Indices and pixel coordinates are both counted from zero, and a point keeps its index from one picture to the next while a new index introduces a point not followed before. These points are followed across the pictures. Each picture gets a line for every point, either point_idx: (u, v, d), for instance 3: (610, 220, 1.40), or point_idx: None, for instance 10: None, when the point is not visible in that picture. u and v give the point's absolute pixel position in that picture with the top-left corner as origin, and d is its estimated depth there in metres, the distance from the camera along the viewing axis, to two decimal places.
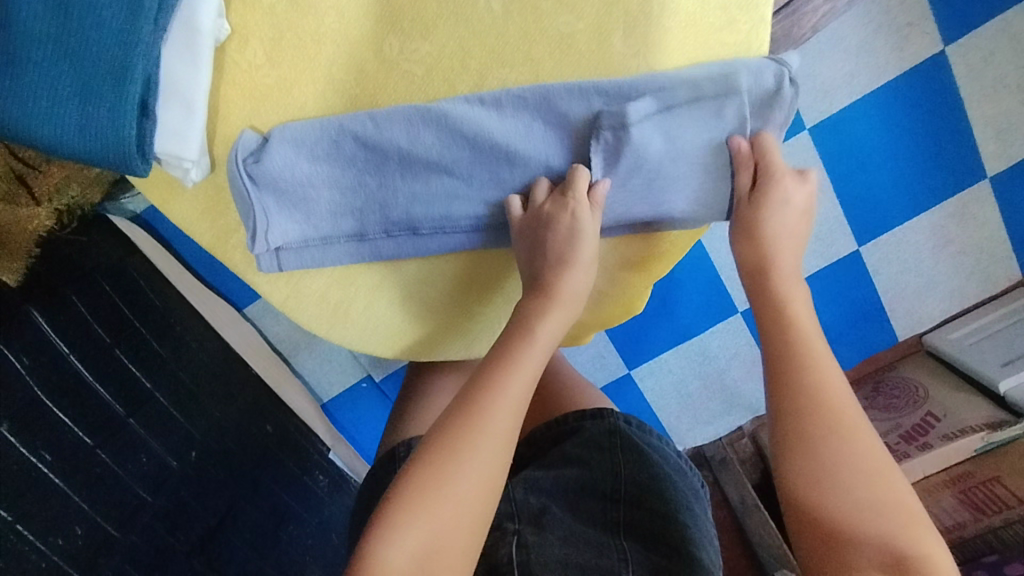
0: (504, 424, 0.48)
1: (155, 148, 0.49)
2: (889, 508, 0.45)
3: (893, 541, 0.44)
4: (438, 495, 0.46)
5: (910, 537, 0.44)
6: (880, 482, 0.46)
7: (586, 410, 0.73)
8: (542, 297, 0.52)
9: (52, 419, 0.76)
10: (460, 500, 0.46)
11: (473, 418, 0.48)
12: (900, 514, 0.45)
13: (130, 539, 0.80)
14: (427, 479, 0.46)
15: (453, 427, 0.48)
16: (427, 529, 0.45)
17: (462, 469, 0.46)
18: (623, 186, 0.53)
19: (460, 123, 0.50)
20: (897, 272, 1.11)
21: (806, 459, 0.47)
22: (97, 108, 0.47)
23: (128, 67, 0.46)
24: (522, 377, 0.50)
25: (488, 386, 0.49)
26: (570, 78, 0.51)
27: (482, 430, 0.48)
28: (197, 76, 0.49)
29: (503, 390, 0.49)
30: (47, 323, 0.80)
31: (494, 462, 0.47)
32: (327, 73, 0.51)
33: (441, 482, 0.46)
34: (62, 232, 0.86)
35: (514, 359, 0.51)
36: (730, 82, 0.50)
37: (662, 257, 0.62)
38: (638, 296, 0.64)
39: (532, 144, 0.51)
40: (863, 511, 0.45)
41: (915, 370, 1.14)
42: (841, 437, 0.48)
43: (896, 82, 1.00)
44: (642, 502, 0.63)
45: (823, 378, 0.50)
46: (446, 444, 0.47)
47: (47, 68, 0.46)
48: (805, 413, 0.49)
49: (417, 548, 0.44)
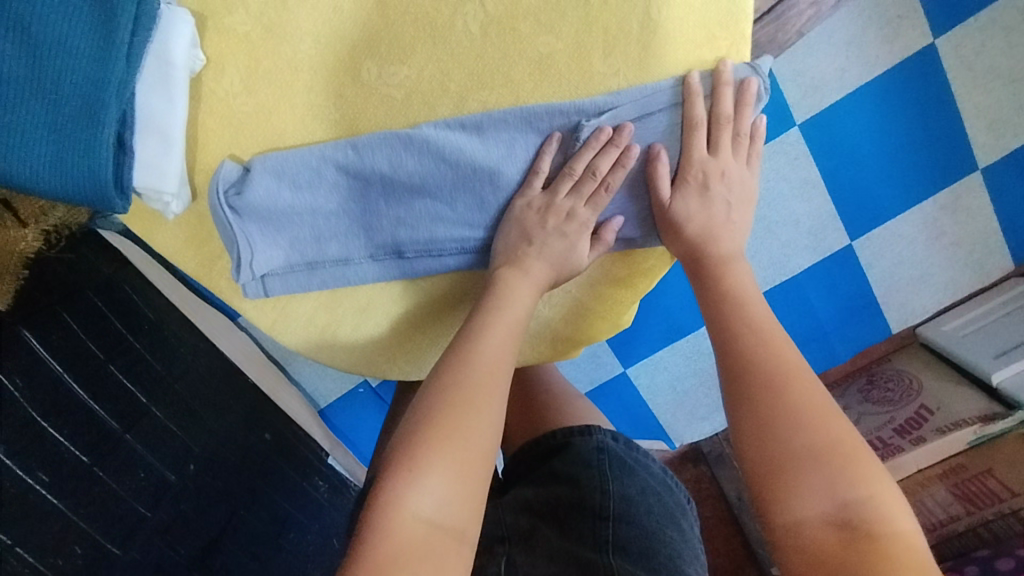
0: (499, 381, 0.52)
1: (133, 182, 0.48)
2: (829, 453, 0.46)
3: (836, 483, 0.45)
4: (451, 448, 0.47)
5: (845, 479, 0.45)
6: (818, 428, 0.47)
7: (574, 427, 0.77)
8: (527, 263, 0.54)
9: (48, 441, 0.78)
10: (470, 442, 0.48)
11: (471, 362, 0.51)
12: (837, 455, 0.46)
13: (132, 555, 0.80)
14: (436, 434, 0.47)
15: (452, 376, 0.50)
16: (447, 468, 0.46)
17: (475, 425, 0.49)
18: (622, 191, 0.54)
19: (446, 147, 0.48)
20: (890, 264, 1.11)
21: (756, 416, 0.49)
22: (69, 143, 0.46)
23: (102, 105, 0.46)
24: (503, 337, 0.53)
25: (479, 349, 0.52)
26: (552, 98, 0.50)
27: (485, 386, 0.50)
28: (174, 108, 0.48)
29: (492, 354, 0.52)
30: (40, 342, 0.83)
31: (495, 404, 0.50)
32: (307, 99, 0.51)
33: (454, 436, 0.48)
34: (53, 250, 0.87)
35: (504, 304, 0.53)
36: (714, 85, 0.51)
37: (644, 272, 0.62)
38: (624, 311, 0.65)
39: (513, 166, 0.51)
40: (803, 457, 0.46)
41: (908, 363, 1.17)
42: (772, 397, 0.49)
43: (886, 76, 0.99)
44: (630, 516, 0.65)
45: (764, 351, 0.52)
46: (447, 403, 0.49)
47: (12, 99, 0.45)
48: (756, 377, 0.51)
49: (439, 493, 0.46)
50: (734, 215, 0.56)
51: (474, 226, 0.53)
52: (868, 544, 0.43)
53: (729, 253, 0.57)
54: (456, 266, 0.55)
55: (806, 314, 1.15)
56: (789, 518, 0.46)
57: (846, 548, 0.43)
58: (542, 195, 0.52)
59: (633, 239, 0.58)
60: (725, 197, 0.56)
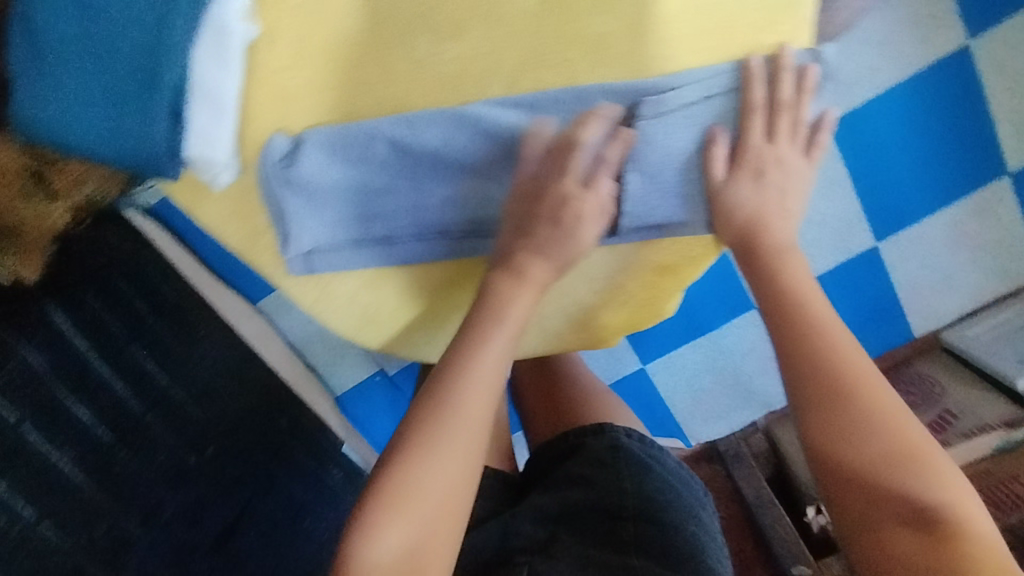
0: (479, 418, 0.49)
1: (185, 150, 0.49)
2: (899, 459, 0.47)
3: (910, 486, 0.46)
4: (413, 500, 0.46)
5: (918, 481, 0.46)
6: (887, 435, 0.48)
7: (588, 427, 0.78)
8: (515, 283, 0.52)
9: (73, 419, 0.77)
10: (443, 483, 0.47)
11: (452, 394, 0.49)
12: (903, 462, 0.47)
13: (154, 536, 0.80)
14: (411, 474, 0.47)
15: (431, 408, 0.49)
16: (417, 511, 0.46)
17: (445, 471, 0.47)
18: (661, 174, 0.51)
19: (499, 124, 0.47)
20: (914, 267, 1.11)
21: (824, 425, 0.50)
22: (125, 113, 0.47)
23: (158, 72, 0.46)
24: (488, 366, 0.51)
25: (454, 388, 0.49)
26: (608, 79, 0.48)
27: (460, 428, 0.48)
28: (226, 78, 0.48)
29: (472, 389, 0.49)
30: (65, 319, 0.80)
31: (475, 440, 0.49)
32: (357, 76, 0.49)
33: (420, 483, 0.47)
34: (77, 230, 0.86)
35: (487, 335, 0.51)
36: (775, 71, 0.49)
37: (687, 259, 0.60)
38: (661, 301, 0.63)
39: (561, 147, 0.49)
40: (871, 463, 0.48)
41: (930, 367, 1.14)
42: (827, 408, 0.50)
43: (920, 76, 0.98)
44: (652, 516, 0.67)
45: (829, 348, 0.51)
46: (419, 446, 0.48)
47: (76, 69, 0.47)
48: (817, 384, 0.50)
49: (407, 537, 0.46)
50: (791, 203, 0.54)
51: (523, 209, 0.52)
52: (946, 537, 0.45)
53: (777, 249, 0.55)
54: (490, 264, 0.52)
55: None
56: (869, 526, 0.47)
57: (927, 548, 0.45)
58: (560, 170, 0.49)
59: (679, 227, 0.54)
60: (780, 185, 0.54)
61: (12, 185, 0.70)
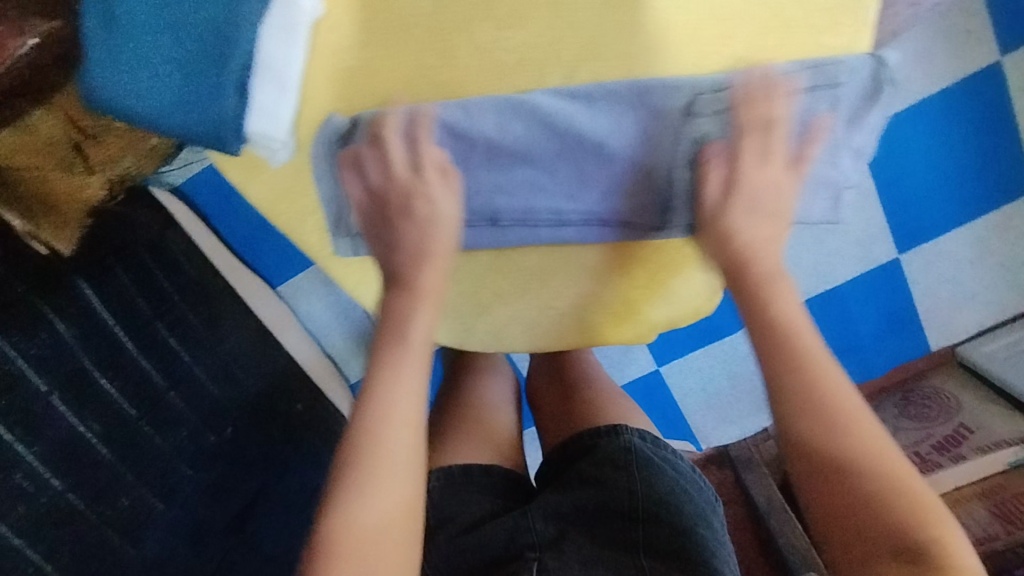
0: (407, 447, 0.46)
1: (247, 126, 0.49)
2: (895, 498, 0.41)
3: (905, 527, 0.40)
4: (347, 555, 0.43)
5: (917, 521, 0.40)
6: (879, 469, 0.42)
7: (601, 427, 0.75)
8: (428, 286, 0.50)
9: (101, 392, 0.77)
10: (384, 513, 0.44)
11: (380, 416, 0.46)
12: (901, 499, 0.41)
13: (174, 512, 0.81)
14: (348, 508, 0.44)
15: (362, 434, 0.46)
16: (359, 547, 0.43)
17: (378, 516, 0.44)
18: (714, 176, 0.49)
19: (550, 113, 0.47)
20: (935, 281, 1.11)
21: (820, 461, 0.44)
22: (195, 84, 0.48)
23: (228, 47, 0.46)
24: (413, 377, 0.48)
25: (367, 428, 0.46)
26: (671, 73, 0.47)
27: (385, 465, 0.45)
28: (292, 55, 0.49)
29: (393, 418, 0.46)
30: (95, 294, 0.80)
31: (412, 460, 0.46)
32: (416, 60, 0.48)
33: (354, 536, 0.43)
34: (110, 204, 0.84)
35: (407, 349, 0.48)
36: (838, 73, 0.46)
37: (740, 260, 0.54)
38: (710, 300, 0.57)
39: (623, 142, 0.48)
40: (862, 502, 0.42)
41: (944, 381, 1.14)
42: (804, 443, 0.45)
43: (953, 90, 0.98)
44: (662, 516, 0.65)
45: (812, 373, 0.45)
46: (346, 495, 0.44)
47: (148, 43, 0.48)
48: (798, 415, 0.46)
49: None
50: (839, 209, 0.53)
51: (576, 203, 0.50)
52: None
53: (767, 274, 0.48)
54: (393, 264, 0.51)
55: (845, 325, 1.14)
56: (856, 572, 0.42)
57: None
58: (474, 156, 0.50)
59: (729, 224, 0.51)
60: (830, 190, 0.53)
61: (52, 154, 0.70)
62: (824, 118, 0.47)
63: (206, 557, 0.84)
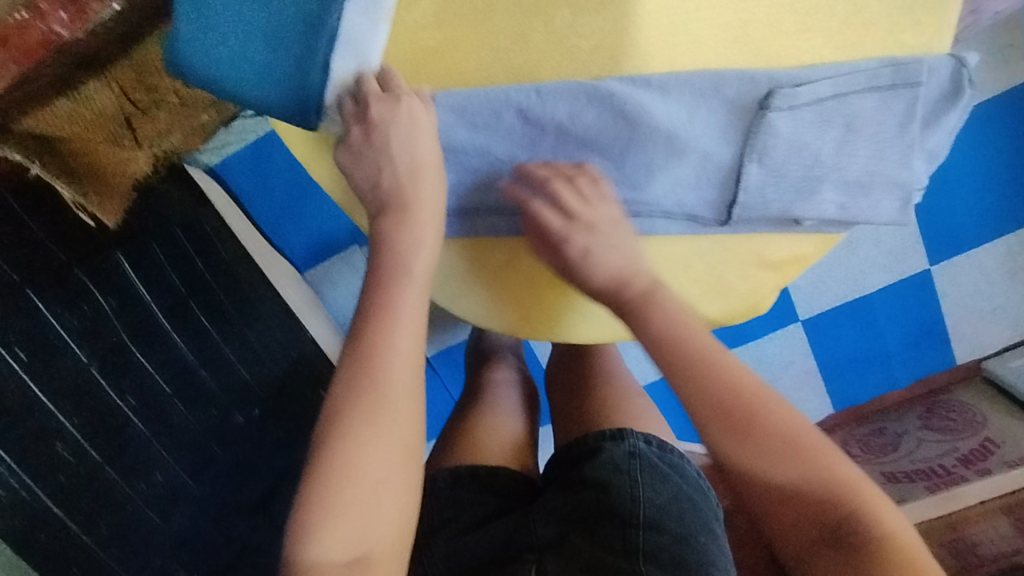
0: (406, 391, 0.46)
1: (328, 102, 0.50)
2: (814, 475, 0.42)
3: (825, 507, 0.42)
4: (344, 495, 0.43)
5: (834, 499, 0.42)
6: (799, 456, 0.43)
7: (604, 430, 0.66)
8: (417, 244, 0.50)
9: (136, 367, 0.76)
10: (376, 475, 0.43)
11: (371, 378, 0.45)
12: (818, 482, 0.42)
13: (203, 489, 0.81)
14: (339, 470, 0.43)
15: (353, 395, 0.44)
16: (351, 511, 0.42)
17: (376, 458, 0.44)
18: (782, 175, 0.48)
19: (626, 97, 0.46)
20: (967, 294, 1.10)
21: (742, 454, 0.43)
22: (285, 58, 0.48)
23: (319, 23, 0.47)
24: (409, 339, 0.47)
25: (364, 372, 0.45)
26: (742, 67, 0.47)
27: (383, 407, 0.44)
28: (373, 31, 0.48)
29: (393, 361, 0.46)
30: (133, 269, 0.78)
31: (407, 423, 0.45)
32: (494, 41, 0.48)
33: (351, 481, 0.43)
34: (153, 178, 0.85)
35: (396, 309, 0.48)
36: (917, 72, 0.46)
37: (801, 258, 0.55)
38: (766, 300, 0.57)
39: (693, 134, 0.48)
40: (783, 494, 0.43)
41: (972, 397, 1.10)
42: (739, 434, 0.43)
43: (995, 99, 1.00)
44: (664, 526, 0.57)
45: (736, 376, 0.45)
46: (342, 436, 0.43)
47: (242, 15, 0.49)
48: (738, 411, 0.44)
49: (345, 538, 0.42)
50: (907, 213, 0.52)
51: (643, 195, 0.50)
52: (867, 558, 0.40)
53: (645, 291, 0.49)
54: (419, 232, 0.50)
55: (870, 335, 1.11)
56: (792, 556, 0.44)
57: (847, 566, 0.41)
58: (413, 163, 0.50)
59: (799, 222, 0.51)
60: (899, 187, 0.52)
61: (103, 128, 0.72)
62: (901, 118, 0.48)
63: (231, 537, 0.83)
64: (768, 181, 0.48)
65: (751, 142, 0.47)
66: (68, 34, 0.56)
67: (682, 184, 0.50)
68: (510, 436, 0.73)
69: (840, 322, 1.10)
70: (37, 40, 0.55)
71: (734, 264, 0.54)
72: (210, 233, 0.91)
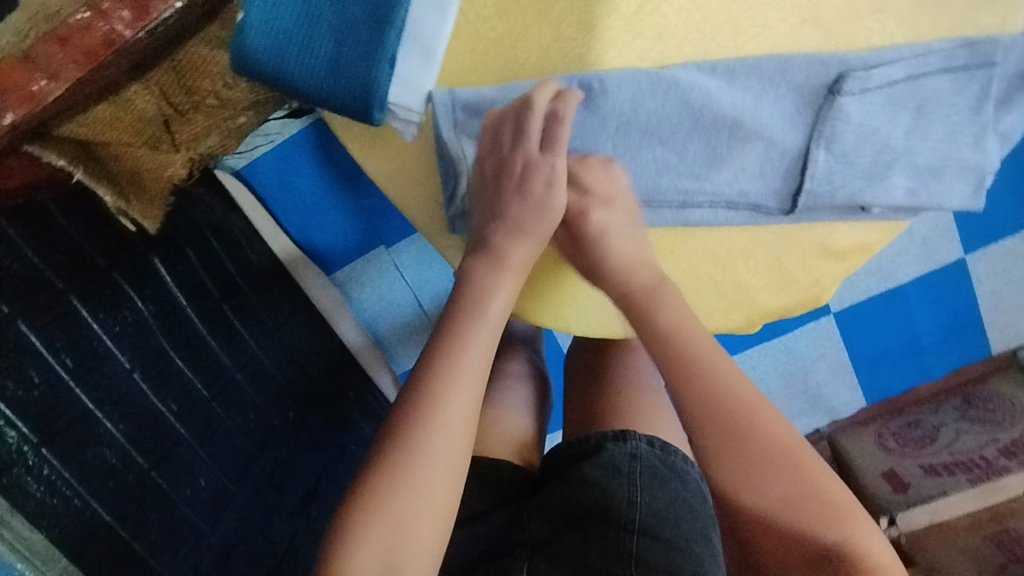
0: (463, 414, 0.45)
1: (390, 99, 0.51)
2: (806, 497, 0.42)
3: (816, 532, 0.42)
4: (389, 502, 0.42)
5: (824, 522, 0.42)
6: (791, 477, 0.43)
7: (608, 429, 0.62)
8: (497, 274, 0.50)
9: (176, 370, 0.75)
10: (428, 496, 0.43)
11: (433, 400, 0.45)
12: (810, 502, 0.42)
13: (245, 493, 0.80)
14: (392, 484, 0.43)
15: (416, 415, 0.44)
16: (397, 529, 0.42)
17: (424, 478, 0.43)
18: (852, 159, 0.51)
19: (699, 85, 0.49)
20: (1003, 285, 1.02)
21: (736, 467, 0.43)
22: (351, 48, 0.50)
23: (390, 22, 0.49)
24: (476, 366, 0.47)
25: (431, 392, 0.45)
26: (808, 52, 0.50)
27: (440, 425, 0.44)
28: (442, 24, 0.50)
29: (460, 383, 0.46)
30: (168, 273, 0.78)
31: (462, 450, 0.45)
32: (558, 30, 0.50)
33: (401, 498, 0.42)
34: (187, 184, 0.82)
35: (468, 336, 0.48)
36: (994, 52, 0.50)
37: (863, 248, 0.57)
38: (828, 288, 0.59)
39: (758, 119, 0.50)
40: (777, 507, 0.43)
41: (1007, 385, 1.03)
42: (731, 448, 0.44)
43: None
44: (659, 532, 0.54)
45: (719, 383, 0.45)
46: (399, 446, 0.44)
47: (309, 4, 0.51)
48: (732, 423, 0.44)
49: (384, 555, 0.41)
50: (965, 187, 0.54)
51: (709, 182, 0.52)
52: None
53: (650, 284, 0.50)
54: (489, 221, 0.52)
55: (903, 327, 1.04)
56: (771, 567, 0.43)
57: None
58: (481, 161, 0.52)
59: (867, 208, 0.54)
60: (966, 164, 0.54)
61: (141, 131, 0.69)
62: (971, 100, 0.52)
63: (275, 540, 0.83)
64: (837, 164, 0.51)
65: (820, 126, 0.50)
66: (131, 34, 0.52)
67: (746, 170, 0.52)
68: (520, 430, 0.70)
69: (872, 315, 1.04)
70: (100, 40, 0.51)
71: (797, 253, 0.56)
72: (236, 233, 0.91)
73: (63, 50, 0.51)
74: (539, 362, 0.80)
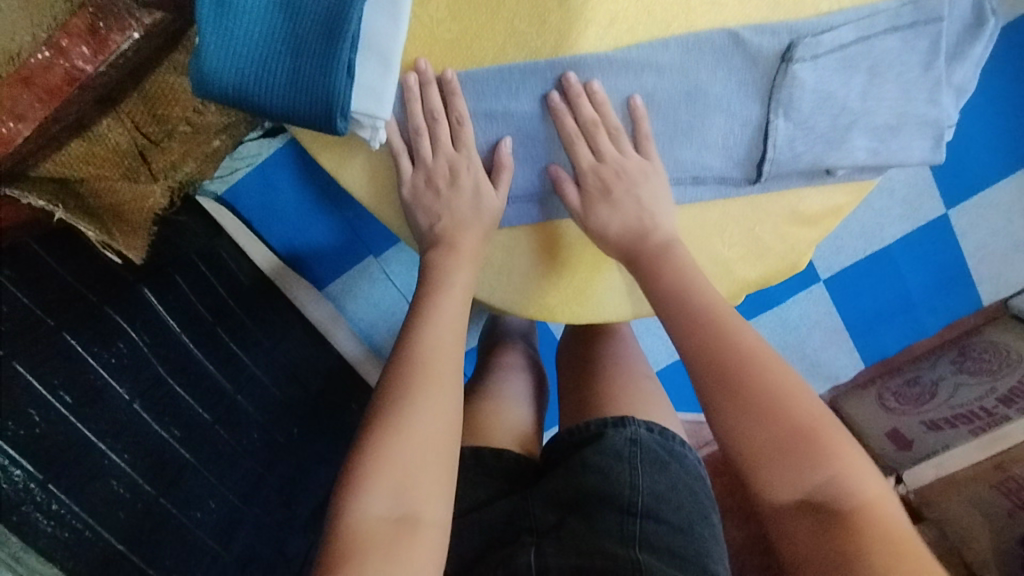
0: (445, 371, 0.50)
1: (353, 107, 0.52)
2: (786, 434, 0.42)
3: (801, 471, 0.41)
4: (394, 455, 0.45)
5: (814, 461, 0.41)
6: (773, 415, 0.43)
7: (607, 417, 0.63)
8: (453, 257, 0.56)
9: (174, 397, 0.76)
10: (425, 436, 0.46)
11: (417, 360, 0.49)
12: (797, 440, 0.42)
13: (255, 511, 0.81)
14: (390, 429, 0.46)
15: (407, 370, 0.49)
16: (401, 468, 0.45)
17: (419, 420, 0.46)
18: (809, 123, 0.52)
19: (638, 66, 0.52)
20: (987, 235, 1.02)
21: (738, 418, 0.43)
22: (309, 63, 0.51)
23: (342, 29, 0.50)
24: (451, 326, 0.52)
25: (415, 351, 0.50)
26: (759, 23, 0.51)
27: (429, 378, 0.48)
28: (396, 30, 0.51)
29: (438, 342, 0.51)
30: (159, 302, 0.78)
31: (450, 398, 0.49)
32: (511, 26, 0.52)
33: (402, 438, 0.45)
34: (169, 213, 0.84)
35: (438, 305, 0.53)
36: (936, 8, 0.52)
37: (835, 211, 0.59)
38: (805, 254, 0.61)
39: (714, 90, 0.53)
40: (763, 448, 0.42)
41: (1001, 333, 1.04)
42: (728, 392, 0.44)
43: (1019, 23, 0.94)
44: (660, 515, 0.55)
45: (727, 350, 0.45)
46: (393, 403, 0.47)
47: (265, 24, 0.51)
48: (732, 370, 0.45)
49: (392, 492, 0.44)
50: (923, 141, 0.55)
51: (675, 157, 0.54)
52: (841, 521, 0.40)
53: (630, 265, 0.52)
54: (457, 215, 0.56)
55: (892, 286, 1.04)
56: (770, 508, 0.42)
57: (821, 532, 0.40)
58: (440, 157, 0.56)
59: (832, 171, 0.55)
60: (928, 119, 0.54)
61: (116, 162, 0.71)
62: (922, 55, 0.53)
63: (289, 555, 0.85)
64: (794, 131, 0.53)
65: (779, 99, 0.52)
66: (91, 69, 0.54)
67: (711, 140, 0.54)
68: (521, 422, 0.70)
69: (863, 278, 1.04)
70: (61, 78, 0.53)
71: (773, 222, 0.58)
72: (221, 250, 0.89)
73: (27, 90, 0.52)
74: (536, 354, 0.81)
